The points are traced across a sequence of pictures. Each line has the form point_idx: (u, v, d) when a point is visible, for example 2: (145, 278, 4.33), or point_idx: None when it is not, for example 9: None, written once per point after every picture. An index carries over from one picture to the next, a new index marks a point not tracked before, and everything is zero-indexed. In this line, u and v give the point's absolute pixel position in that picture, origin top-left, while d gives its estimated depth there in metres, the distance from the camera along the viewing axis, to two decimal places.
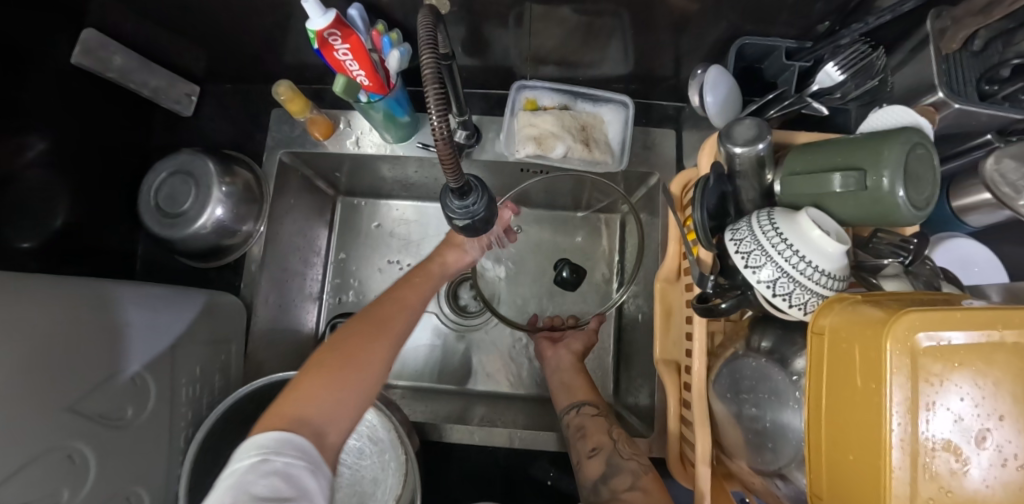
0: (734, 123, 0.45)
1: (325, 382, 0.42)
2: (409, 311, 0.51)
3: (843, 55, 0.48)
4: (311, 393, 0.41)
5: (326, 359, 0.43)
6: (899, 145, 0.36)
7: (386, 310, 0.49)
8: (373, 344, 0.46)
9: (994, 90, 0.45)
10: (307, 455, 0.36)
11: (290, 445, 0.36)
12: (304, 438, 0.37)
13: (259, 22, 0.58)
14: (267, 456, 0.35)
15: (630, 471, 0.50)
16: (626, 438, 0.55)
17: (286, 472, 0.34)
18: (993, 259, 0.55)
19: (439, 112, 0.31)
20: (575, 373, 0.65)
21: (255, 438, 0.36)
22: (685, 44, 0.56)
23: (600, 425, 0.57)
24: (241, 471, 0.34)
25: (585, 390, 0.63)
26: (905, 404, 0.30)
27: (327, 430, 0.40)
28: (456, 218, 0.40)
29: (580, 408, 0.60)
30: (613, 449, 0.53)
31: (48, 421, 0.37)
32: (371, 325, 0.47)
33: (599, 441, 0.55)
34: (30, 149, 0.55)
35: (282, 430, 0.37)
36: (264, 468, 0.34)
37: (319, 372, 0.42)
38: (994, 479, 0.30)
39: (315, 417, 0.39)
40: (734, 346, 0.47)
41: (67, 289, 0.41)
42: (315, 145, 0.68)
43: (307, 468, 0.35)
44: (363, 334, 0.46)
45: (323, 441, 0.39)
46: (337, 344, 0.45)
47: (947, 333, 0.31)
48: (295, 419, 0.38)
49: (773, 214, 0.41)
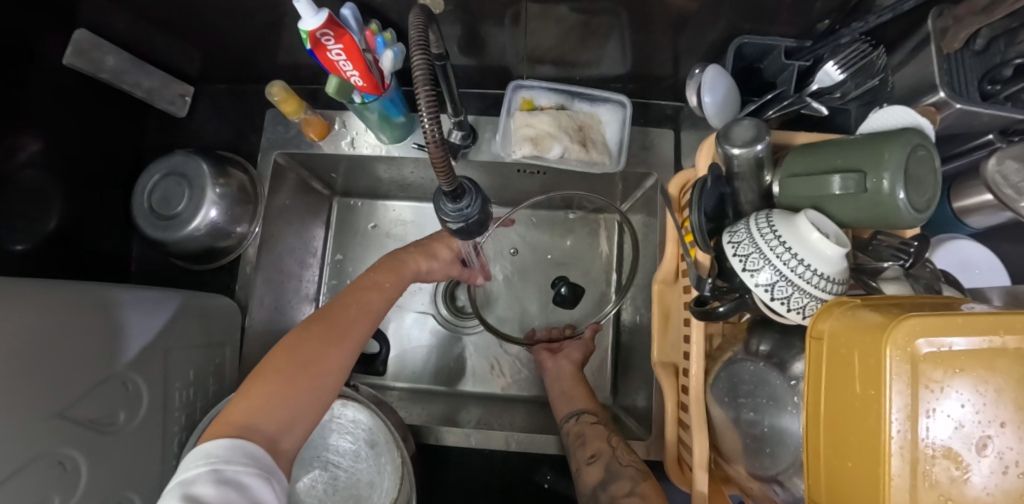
0: (733, 123, 0.44)
1: (277, 388, 0.41)
2: (369, 311, 0.50)
3: (843, 54, 0.47)
4: (260, 399, 0.40)
5: (278, 363, 0.43)
6: (900, 146, 0.36)
7: (345, 313, 0.48)
8: (329, 347, 0.45)
9: (997, 91, 0.44)
10: (259, 462, 0.36)
11: (240, 453, 0.35)
12: (255, 445, 0.37)
13: (252, 21, 0.58)
14: (217, 465, 0.34)
15: (629, 477, 0.49)
16: (625, 445, 0.55)
17: (237, 480, 0.33)
18: (995, 261, 0.54)
19: (431, 114, 0.31)
20: (575, 382, 0.65)
21: (202, 448, 0.35)
22: (683, 44, 0.56)
23: (599, 432, 0.57)
24: (189, 482, 0.33)
25: (584, 397, 0.63)
26: (905, 411, 0.30)
27: (280, 437, 0.39)
28: (449, 221, 0.40)
29: (579, 416, 0.60)
30: (612, 457, 0.53)
31: (38, 428, 0.37)
32: (327, 327, 0.47)
33: (598, 447, 0.54)
34: (23, 150, 0.55)
35: (231, 438, 0.36)
36: (215, 477, 0.33)
37: (271, 377, 0.42)
38: (995, 487, 0.30)
39: (268, 424, 0.39)
40: (733, 349, 0.46)
41: (58, 293, 0.41)
42: (310, 145, 0.68)
43: (258, 475, 0.35)
44: (320, 336, 0.46)
45: (277, 447, 0.39)
46: (289, 347, 0.44)
47: (948, 339, 0.30)
48: (244, 426, 0.38)
49: (771, 216, 0.40)
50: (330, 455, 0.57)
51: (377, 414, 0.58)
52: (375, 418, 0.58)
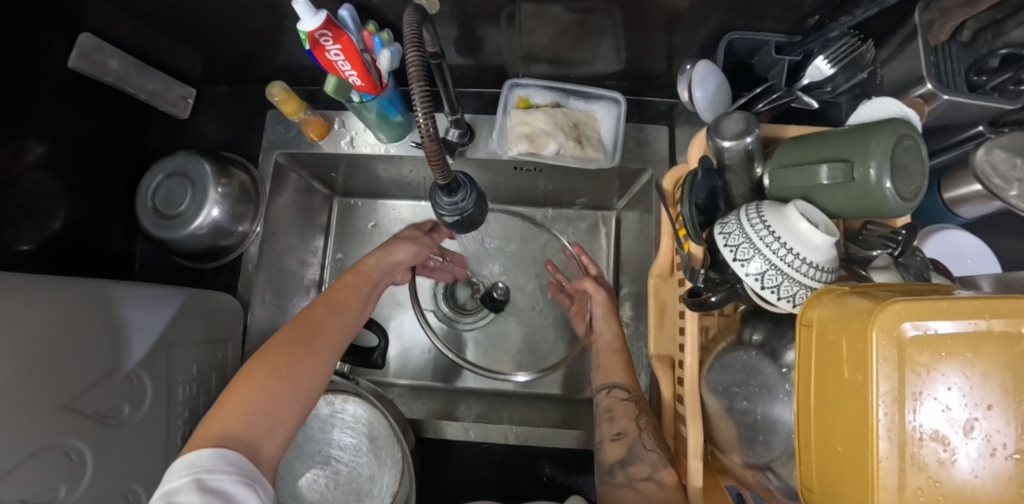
0: (723, 117, 0.45)
1: (253, 397, 0.42)
2: (340, 315, 0.52)
3: (832, 49, 0.49)
4: (238, 410, 0.41)
5: (254, 371, 0.44)
6: (884, 136, 0.36)
7: (316, 315, 0.50)
8: (302, 351, 0.47)
9: (983, 81, 0.45)
10: (242, 470, 0.37)
11: (224, 461, 0.36)
12: (237, 453, 0.38)
13: (253, 24, 0.59)
14: (200, 475, 0.35)
15: (650, 461, 0.49)
16: (654, 429, 0.53)
17: (221, 488, 0.35)
18: (985, 250, 0.55)
19: (426, 110, 0.32)
20: (618, 356, 0.63)
21: (185, 459, 0.36)
22: (677, 41, 0.57)
23: (626, 410, 0.56)
24: (173, 493, 0.33)
25: (626, 375, 0.60)
26: (891, 394, 0.30)
27: (262, 445, 0.41)
28: (445, 215, 0.41)
29: (614, 390, 0.59)
30: (637, 439, 0.52)
31: (45, 419, 0.38)
32: (297, 330, 0.48)
33: (623, 428, 0.54)
34: (29, 152, 0.56)
35: (213, 447, 0.37)
36: (199, 486, 0.34)
37: (248, 386, 0.43)
38: (982, 469, 0.30)
39: (248, 433, 0.40)
40: (726, 339, 0.47)
41: (63, 289, 0.42)
42: (310, 145, 0.69)
43: (242, 482, 0.36)
44: (293, 341, 0.47)
45: (257, 455, 0.40)
46: (262, 356, 0.45)
47: (931, 323, 0.31)
48: (221, 436, 0.39)
49: (761, 207, 0.41)
50: (331, 450, 0.58)
51: (374, 406, 0.59)
52: (374, 411, 0.59)
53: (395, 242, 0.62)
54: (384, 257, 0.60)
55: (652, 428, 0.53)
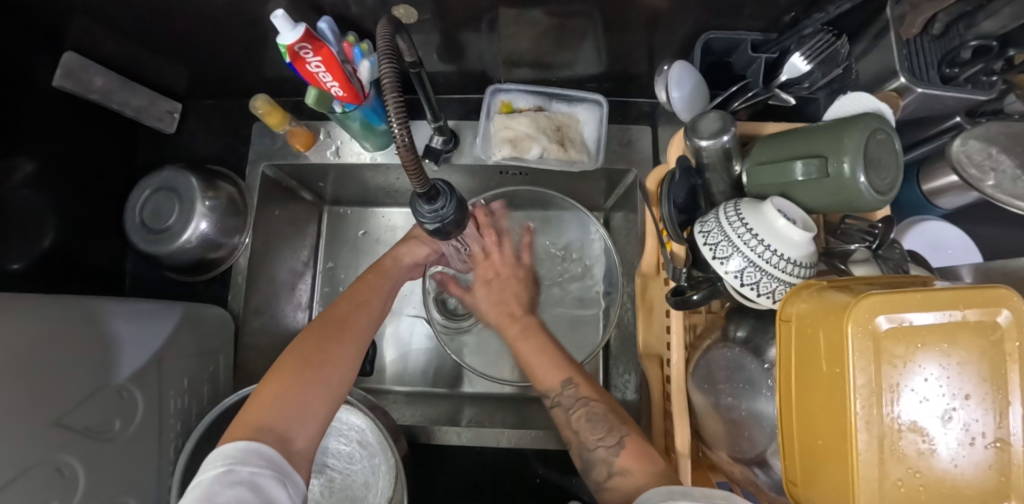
0: (700, 116, 0.45)
1: (286, 387, 0.43)
2: (365, 312, 0.53)
3: (809, 45, 0.48)
4: (271, 399, 0.42)
5: (285, 364, 0.45)
6: (857, 131, 0.37)
7: (342, 311, 0.52)
8: (332, 344, 0.48)
9: (956, 73, 0.45)
10: (275, 465, 0.36)
11: (256, 454, 0.36)
12: (270, 446, 0.37)
13: (235, 37, 0.59)
14: (233, 467, 0.35)
15: (603, 460, 0.45)
16: (601, 421, 0.47)
17: (252, 481, 0.34)
18: (966, 240, 0.55)
19: (401, 120, 0.32)
20: (541, 352, 0.55)
21: (220, 451, 0.36)
22: (656, 41, 0.57)
23: (561, 418, 0.50)
24: (205, 483, 0.33)
25: (555, 368, 0.52)
26: (868, 387, 0.31)
27: (294, 436, 0.40)
28: (426, 222, 0.41)
29: (546, 396, 0.52)
30: (579, 444, 0.48)
31: (34, 436, 0.38)
32: (329, 324, 0.50)
33: (567, 436, 0.49)
34: (17, 171, 0.56)
35: (247, 440, 0.37)
36: (231, 477, 0.34)
37: (279, 380, 0.43)
38: (962, 458, 0.31)
39: (279, 423, 0.40)
40: (711, 337, 0.47)
41: (50, 307, 0.42)
42: (296, 156, 0.69)
43: (274, 477, 0.35)
44: (320, 336, 0.48)
45: (290, 446, 0.40)
46: (294, 350, 0.47)
47: (906, 314, 0.31)
48: (258, 426, 0.39)
49: (739, 205, 0.41)
50: (327, 458, 0.58)
51: (367, 415, 0.58)
52: (368, 419, 0.58)
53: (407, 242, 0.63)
54: (400, 258, 0.61)
55: (590, 418, 0.48)
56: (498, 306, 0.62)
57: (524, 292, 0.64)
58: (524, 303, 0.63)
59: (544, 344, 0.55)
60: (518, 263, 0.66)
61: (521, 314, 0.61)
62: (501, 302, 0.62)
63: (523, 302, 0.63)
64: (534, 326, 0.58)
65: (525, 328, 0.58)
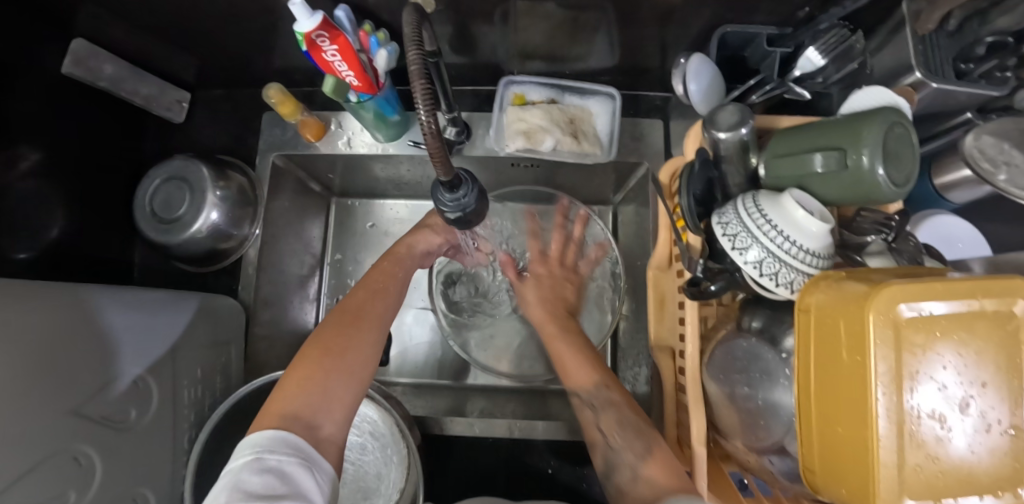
0: (718, 109, 0.46)
1: (309, 377, 0.43)
2: (381, 298, 0.53)
3: (823, 41, 0.49)
4: (295, 387, 0.42)
5: (308, 354, 0.45)
6: (876, 124, 0.37)
7: (357, 301, 0.51)
8: (349, 330, 0.48)
9: (971, 68, 0.47)
10: (302, 453, 0.37)
11: (283, 443, 0.37)
12: (296, 434, 0.38)
13: (248, 26, 0.59)
14: (261, 455, 0.36)
15: (628, 463, 0.43)
16: (632, 428, 0.46)
17: (280, 469, 0.35)
18: (976, 234, 0.56)
19: (428, 108, 0.31)
20: (577, 349, 0.55)
21: (250, 438, 0.37)
22: (670, 35, 0.57)
23: (590, 418, 0.50)
24: (236, 470, 0.35)
25: (588, 367, 0.52)
26: (889, 375, 0.31)
27: (320, 423, 0.41)
28: (447, 211, 0.41)
29: (576, 394, 0.52)
30: (605, 446, 0.47)
31: (54, 424, 0.38)
32: (344, 313, 0.50)
33: (594, 438, 0.50)
34: (25, 159, 0.55)
35: (275, 428, 0.38)
36: (259, 465, 0.35)
37: (302, 368, 0.44)
38: (979, 445, 0.31)
39: (305, 411, 0.41)
40: (726, 327, 0.48)
41: (62, 296, 0.42)
42: (307, 147, 0.69)
43: (302, 465, 0.36)
44: (339, 324, 0.48)
45: (318, 433, 0.40)
46: (316, 338, 0.47)
47: (926, 304, 0.32)
48: (283, 414, 0.40)
49: (757, 197, 0.42)
50: None
51: (382, 406, 0.58)
52: (381, 410, 0.58)
53: (419, 231, 0.62)
54: (415, 246, 0.61)
55: (619, 422, 0.47)
56: (545, 301, 0.61)
57: (572, 297, 0.64)
58: (568, 305, 0.62)
59: (583, 345, 0.55)
60: (569, 270, 0.66)
61: (565, 313, 0.60)
62: (551, 307, 0.60)
63: (567, 305, 0.62)
64: (576, 328, 0.58)
65: (566, 327, 0.58)
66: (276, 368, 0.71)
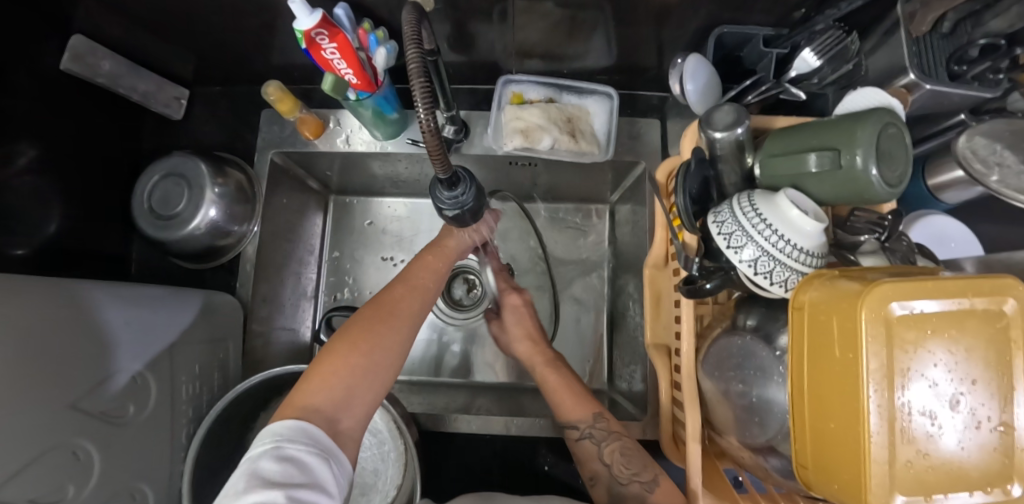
0: (714, 109, 0.46)
1: (335, 370, 0.43)
2: (418, 296, 0.53)
3: (819, 41, 0.50)
4: (321, 382, 0.42)
5: (336, 348, 0.45)
6: (870, 125, 0.38)
7: (394, 295, 0.52)
8: (380, 326, 0.48)
9: (964, 71, 0.47)
10: (319, 444, 0.37)
11: (302, 433, 0.37)
12: (316, 426, 0.38)
13: (246, 23, 0.59)
14: (280, 444, 0.36)
15: (636, 496, 0.45)
16: (635, 457, 0.48)
17: (298, 458, 0.35)
18: (969, 234, 0.57)
19: (427, 106, 0.32)
20: (567, 385, 0.56)
21: (271, 427, 0.38)
22: (666, 35, 0.57)
23: (590, 450, 0.51)
24: (255, 458, 0.35)
25: (582, 402, 0.54)
26: (880, 372, 0.31)
27: (339, 417, 0.41)
28: (446, 208, 0.41)
29: (572, 427, 0.53)
30: (610, 478, 0.48)
31: (53, 418, 0.38)
32: (377, 308, 0.50)
33: (594, 469, 0.50)
34: (21, 155, 0.55)
35: (295, 419, 0.38)
36: (278, 453, 0.35)
37: (331, 362, 0.44)
38: (968, 441, 0.32)
39: (327, 405, 0.41)
40: (721, 325, 0.48)
41: (59, 292, 0.42)
42: (306, 144, 0.69)
43: (319, 456, 0.37)
44: (369, 318, 0.48)
45: (337, 427, 0.40)
46: (344, 332, 0.47)
47: (917, 303, 0.32)
48: (305, 407, 0.40)
49: (753, 196, 0.42)
50: None
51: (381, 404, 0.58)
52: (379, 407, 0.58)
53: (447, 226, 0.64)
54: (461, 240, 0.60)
55: (623, 453, 0.49)
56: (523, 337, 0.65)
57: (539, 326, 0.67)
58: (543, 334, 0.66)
59: (570, 377, 0.58)
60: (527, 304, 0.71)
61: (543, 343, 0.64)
62: (530, 339, 0.64)
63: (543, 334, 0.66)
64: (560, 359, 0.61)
65: (555, 356, 0.61)
66: (273, 365, 0.71)
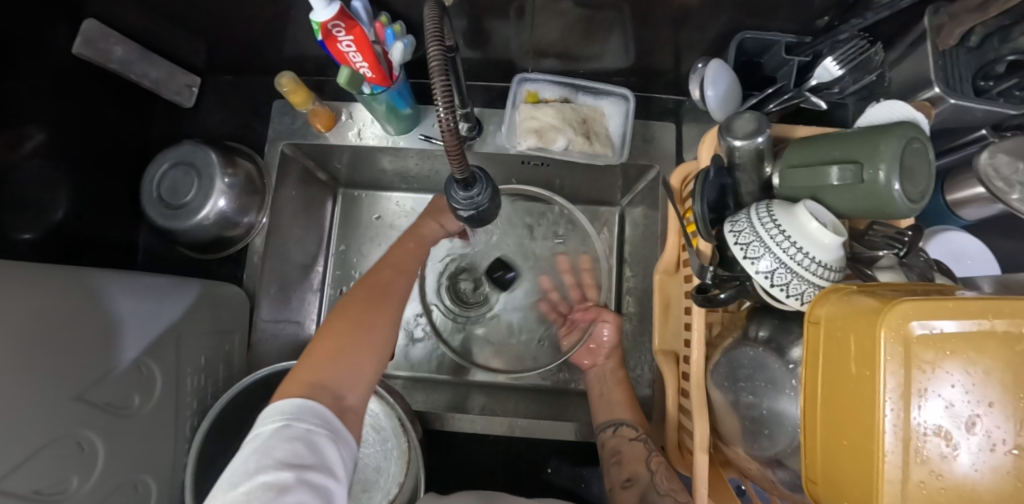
0: (734, 116, 0.46)
1: (336, 347, 0.44)
2: (404, 278, 0.54)
3: (842, 50, 0.49)
4: (322, 358, 0.42)
5: (334, 326, 0.46)
6: (894, 138, 0.37)
7: (383, 277, 0.52)
8: (376, 307, 0.48)
9: (989, 87, 0.46)
10: (328, 424, 0.37)
11: (311, 413, 0.37)
12: (323, 404, 0.38)
13: (261, 14, 0.58)
14: (289, 422, 0.35)
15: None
16: (671, 474, 0.52)
17: (308, 437, 0.35)
18: (986, 251, 0.56)
19: (447, 106, 0.31)
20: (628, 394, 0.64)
21: (277, 406, 0.37)
22: (685, 38, 0.57)
23: (638, 452, 0.55)
24: (264, 436, 0.34)
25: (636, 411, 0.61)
26: (898, 391, 0.31)
27: (346, 394, 0.41)
28: (460, 209, 0.41)
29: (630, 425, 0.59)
30: (650, 485, 0.51)
31: (58, 409, 0.37)
32: (371, 290, 0.50)
33: (634, 471, 0.53)
34: (30, 139, 0.54)
35: (304, 397, 0.38)
36: (288, 432, 0.34)
37: (329, 340, 0.44)
38: (982, 464, 0.31)
39: (332, 380, 0.41)
40: (732, 335, 0.48)
41: (68, 281, 0.41)
42: (317, 136, 0.69)
43: (329, 437, 0.36)
44: (364, 300, 0.49)
45: (344, 403, 0.40)
46: (341, 311, 0.47)
47: (938, 322, 0.32)
48: (312, 384, 0.40)
49: (771, 207, 0.42)
50: None
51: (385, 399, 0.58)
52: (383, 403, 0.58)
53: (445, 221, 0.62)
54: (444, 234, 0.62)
55: (666, 471, 0.52)
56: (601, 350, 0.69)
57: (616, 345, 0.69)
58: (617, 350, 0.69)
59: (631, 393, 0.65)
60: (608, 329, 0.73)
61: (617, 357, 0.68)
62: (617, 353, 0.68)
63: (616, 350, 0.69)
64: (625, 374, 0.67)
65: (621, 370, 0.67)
66: (277, 358, 0.71)
